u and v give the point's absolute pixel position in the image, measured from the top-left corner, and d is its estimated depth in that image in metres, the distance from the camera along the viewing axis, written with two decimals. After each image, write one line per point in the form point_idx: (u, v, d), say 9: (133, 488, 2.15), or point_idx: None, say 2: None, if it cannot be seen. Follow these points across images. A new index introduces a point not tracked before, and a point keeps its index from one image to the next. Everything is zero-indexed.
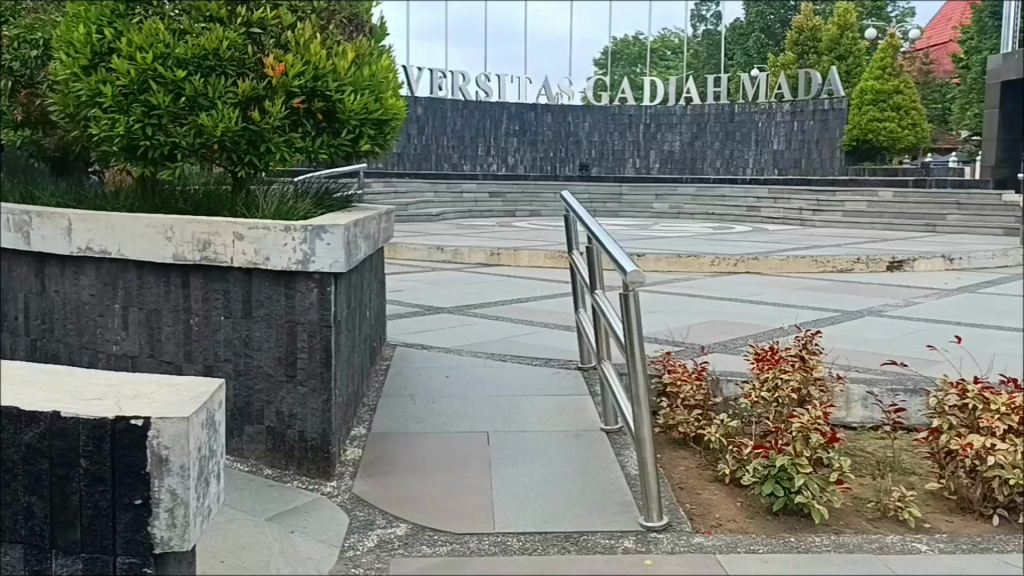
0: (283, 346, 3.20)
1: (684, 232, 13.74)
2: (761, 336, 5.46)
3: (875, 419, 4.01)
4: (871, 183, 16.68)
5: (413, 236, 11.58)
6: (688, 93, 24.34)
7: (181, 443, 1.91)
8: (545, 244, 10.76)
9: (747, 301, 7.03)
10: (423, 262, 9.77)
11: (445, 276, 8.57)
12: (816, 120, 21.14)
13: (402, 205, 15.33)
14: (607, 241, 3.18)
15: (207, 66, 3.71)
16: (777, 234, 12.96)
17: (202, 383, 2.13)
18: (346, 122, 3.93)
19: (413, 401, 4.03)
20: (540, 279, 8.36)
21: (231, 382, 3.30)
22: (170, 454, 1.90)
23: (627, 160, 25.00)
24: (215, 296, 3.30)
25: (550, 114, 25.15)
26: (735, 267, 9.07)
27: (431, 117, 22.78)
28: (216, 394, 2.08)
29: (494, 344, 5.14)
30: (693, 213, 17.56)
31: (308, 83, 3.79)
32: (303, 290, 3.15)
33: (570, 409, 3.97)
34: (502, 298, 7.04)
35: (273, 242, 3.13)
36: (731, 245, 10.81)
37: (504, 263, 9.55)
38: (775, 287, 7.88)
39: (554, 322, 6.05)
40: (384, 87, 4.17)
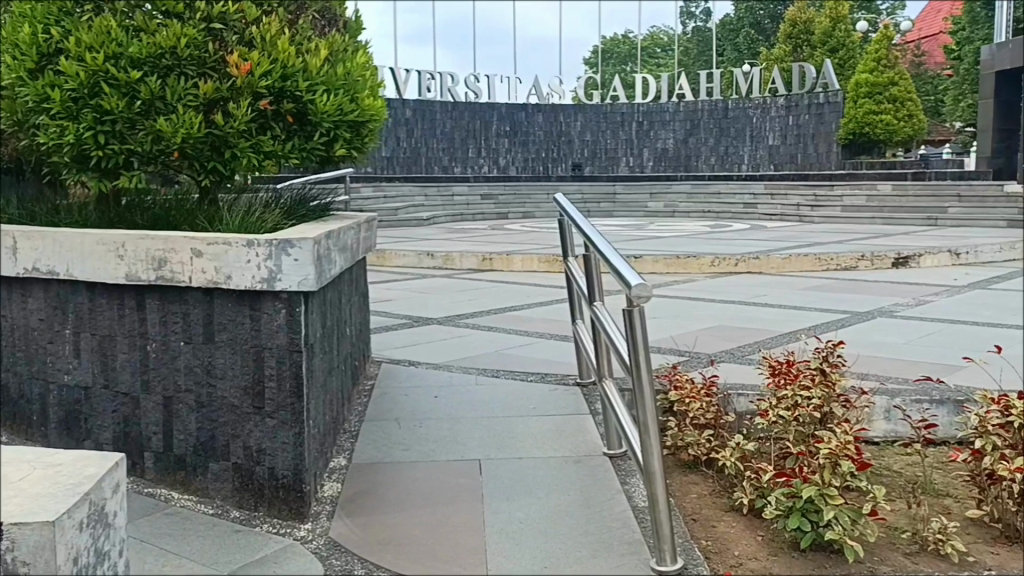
0: (250, 374, 2.87)
1: (681, 231, 13.46)
2: (768, 342, 5.14)
3: (900, 434, 3.71)
4: (869, 176, 16.42)
5: (402, 242, 11.26)
6: (681, 90, 24.12)
7: (44, 555, 1.85)
8: (538, 247, 10.45)
9: (751, 303, 6.73)
10: (412, 269, 9.46)
11: (434, 283, 8.25)
12: (811, 114, 20.99)
13: (391, 210, 14.99)
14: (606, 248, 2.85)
15: (164, 66, 3.37)
16: (776, 232, 12.69)
17: (85, 466, 2.10)
18: (319, 124, 3.61)
19: (399, 426, 3.71)
20: (534, 284, 8.05)
21: (193, 415, 2.97)
22: (32, 569, 1.86)
23: (620, 160, 24.84)
24: (175, 319, 2.97)
25: (541, 114, 24.84)
26: (737, 266, 8.78)
27: (420, 119, 22.41)
28: (97, 483, 2.05)
29: (486, 358, 4.82)
30: (689, 211, 17.28)
31: (276, 84, 3.46)
32: (270, 312, 2.82)
33: (570, 431, 3.65)
34: (494, 306, 6.73)
35: (234, 259, 2.80)
36: (730, 244, 10.52)
37: (496, 267, 9.24)
38: (779, 288, 7.59)
39: (549, 331, 5.73)
40: (361, 85, 3.85)
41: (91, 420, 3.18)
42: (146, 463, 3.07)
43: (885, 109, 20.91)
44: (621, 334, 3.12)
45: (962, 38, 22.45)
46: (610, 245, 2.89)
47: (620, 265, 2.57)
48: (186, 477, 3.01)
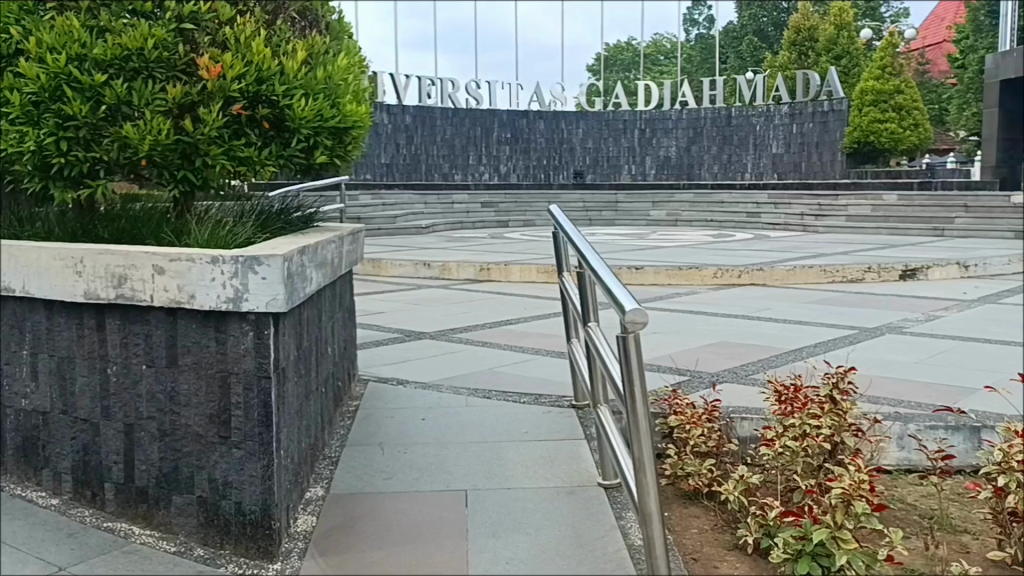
0: (215, 401, 2.67)
1: (683, 240, 13.24)
2: (771, 361, 4.92)
3: (912, 462, 3.50)
4: (874, 185, 16.20)
5: (398, 251, 11.05)
6: (684, 97, 24.00)
7: None
8: (537, 257, 10.24)
9: (753, 318, 6.50)
10: (408, 279, 9.25)
11: (430, 294, 8.03)
12: (815, 123, 21.01)
13: (389, 218, 14.78)
14: (601, 268, 2.64)
15: (130, 69, 3.20)
16: (780, 242, 12.47)
17: None
18: (297, 130, 3.44)
19: (382, 452, 3.49)
20: (531, 296, 7.83)
21: (155, 444, 2.76)
22: None
23: (622, 167, 24.65)
24: (136, 340, 2.77)
25: (543, 121, 24.63)
26: (740, 278, 8.56)
27: (421, 126, 22.22)
28: None
29: (477, 377, 4.60)
30: (691, 220, 17.07)
31: (250, 87, 3.29)
32: (236, 334, 2.62)
33: (563, 459, 3.43)
34: (488, 319, 6.51)
35: (198, 276, 2.61)
36: (733, 254, 10.30)
37: (494, 278, 9.02)
38: (783, 302, 7.37)
39: (544, 347, 5.51)
40: (344, 90, 3.68)
41: (49, 447, 2.98)
42: (106, 494, 2.87)
43: (890, 117, 20.69)
44: (615, 358, 2.92)
45: (966, 47, 22.28)
46: (605, 265, 2.69)
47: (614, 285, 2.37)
48: (148, 511, 2.79)
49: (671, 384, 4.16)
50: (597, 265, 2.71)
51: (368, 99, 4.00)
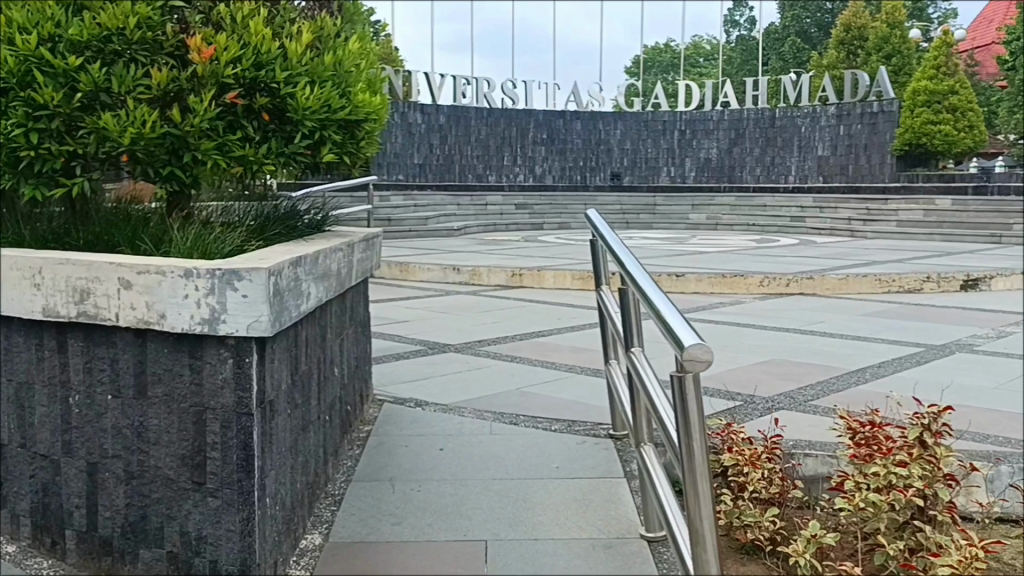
0: (188, 440, 2.25)
1: (726, 246, 12.69)
2: (832, 383, 4.42)
3: (1012, 510, 3.00)
4: (926, 189, 15.52)
5: (427, 254, 10.64)
6: (725, 98, 23.40)
7: None
8: (572, 261, 9.81)
9: (807, 333, 5.99)
10: (437, 284, 8.84)
11: (458, 302, 7.61)
12: (863, 124, 20.10)
13: (420, 220, 14.39)
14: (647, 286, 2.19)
15: (111, 52, 2.79)
16: (827, 248, 11.92)
17: None
18: (301, 123, 3.01)
19: (393, 489, 3.07)
20: (565, 304, 7.39)
21: (121, 488, 2.36)
22: None
23: (661, 169, 24.06)
24: (101, 366, 2.36)
25: (579, 121, 24.09)
26: (788, 286, 8.06)
27: (454, 126, 21.83)
28: None
29: (504, 398, 4.16)
30: (733, 224, 16.53)
31: (246, 73, 2.87)
32: (213, 362, 2.20)
33: (599, 501, 2.98)
34: (519, 330, 6.07)
35: (168, 292, 2.19)
36: (779, 261, 9.76)
37: (526, 283, 8.58)
38: (837, 315, 6.83)
39: (578, 363, 5.05)
40: (356, 77, 3.25)
41: (7, 485, 2.60)
42: (67, 543, 2.48)
43: (943, 119, 20.02)
44: (664, 394, 2.46)
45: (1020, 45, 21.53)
46: (652, 282, 2.23)
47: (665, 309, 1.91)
48: (114, 565, 2.39)
49: (724, 412, 3.69)
50: (644, 281, 2.25)
51: (384, 90, 3.58)
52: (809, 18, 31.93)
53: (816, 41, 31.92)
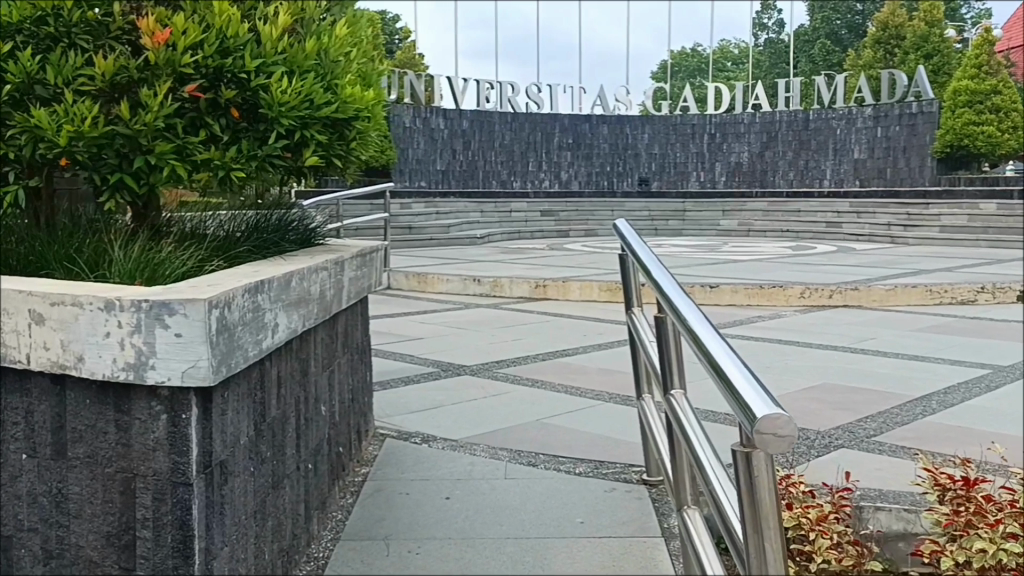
0: (115, 513, 1.79)
1: (761, 253, 12.16)
2: (895, 414, 3.89)
3: None
4: (969, 194, 14.88)
5: (447, 264, 10.16)
6: (757, 100, 22.82)
7: None
8: (600, 271, 9.31)
9: (857, 352, 5.44)
10: (456, 296, 8.39)
11: (477, 316, 7.14)
12: (901, 126, 19.51)
13: (442, 228, 13.94)
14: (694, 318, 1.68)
15: (46, 37, 2.36)
16: (868, 255, 11.35)
17: None
18: (278, 120, 2.54)
19: (389, 548, 2.59)
20: (590, 319, 6.89)
21: (39, 569, 1.93)
22: None
23: (690, 174, 23.47)
24: (14, 417, 1.91)
25: (606, 126, 23.53)
26: (831, 298, 7.52)
27: (477, 130, 21.37)
28: None
29: (521, 432, 3.68)
30: (765, 230, 15.95)
31: (208, 62, 2.41)
32: (143, 417, 1.74)
33: (629, 565, 2.49)
34: (540, 349, 5.58)
35: (86, 329, 1.74)
36: (819, 270, 9.22)
37: (550, 295, 8.12)
38: (889, 330, 6.29)
39: (606, 388, 4.56)
40: (344, 67, 2.77)
41: None
42: None
43: (986, 120, 19.34)
44: (707, 447, 1.95)
45: None
46: (699, 312, 1.73)
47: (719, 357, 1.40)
48: None
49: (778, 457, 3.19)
50: (689, 310, 1.75)
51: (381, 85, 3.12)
52: (840, 20, 31.35)
53: (847, 44, 31.32)
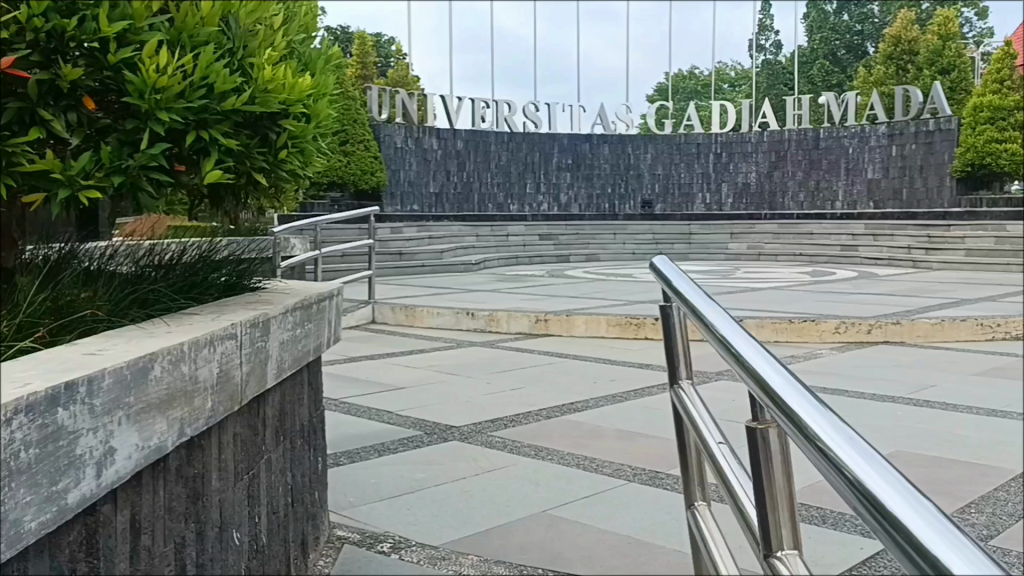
0: None
1: (779, 279, 11.35)
2: (1005, 501, 3.02)
3: None
4: (993, 214, 14.16)
5: (439, 294, 9.30)
6: (764, 119, 22.06)
7: None
8: (607, 302, 8.47)
9: (919, 406, 4.59)
10: (448, 331, 7.52)
11: (471, 358, 6.27)
12: (917, 144, 18.84)
13: (436, 254, 13.09)
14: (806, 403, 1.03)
15: None
16: (892, 282, 10.56)
17: None
18: (154, 115, 1.66)
19: None
20: (601, 361, 6.02)
21: None
22: None
23: (695, 196, 22.67)
24: None
25: (607, 145, 22.72)
26: (871, 333, 6.70)
27: (472, 151, 20.54)
28: None
29: (525, 534, 2.80)
30: (777, 254, 15.17)
31: (35, 20, 1.53)
32: None
33: None
34: (545, 403, 4.70)
35: None
36: (847, 300, 8.42)
37: (552, 330, 7.27)
38: (946, 373, 5.45)
39: (625, 460, 3.67)
40: (261, 38, 1.90)
41: None
42: None
43: (1009, 136, 18.85)
44: None
45: None
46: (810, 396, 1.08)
47: (884, 487, 0.76)
48: None
49: None
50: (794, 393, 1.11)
51: (335, 76, 2.29)
52: (838, 40, 31.03)
53: (846, 64, 30.94)
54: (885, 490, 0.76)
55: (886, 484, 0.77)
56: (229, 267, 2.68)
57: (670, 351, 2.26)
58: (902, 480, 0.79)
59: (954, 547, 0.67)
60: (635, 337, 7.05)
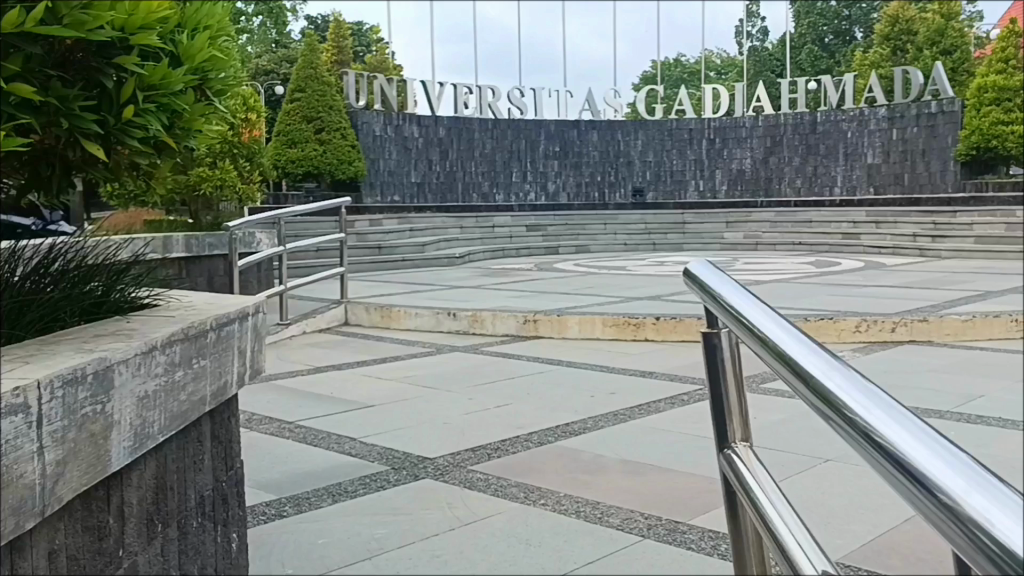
0: None
1: (783, 270, 10.72)
2: None
3: None
4: (1001, 200, 13.60)
5: (418, 291, 8.59)
6: (759, 102, 21.41)
7: None
8: (603, 298, 7.80)
9: (976, 424, 3.92)
10: (428, 333, 6.83)
11: (453, 365, 5.58)
12: (919, 126, 18.33)
13: (418, 247, 12.38)
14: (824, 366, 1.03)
15: None
16: (902, 273, 9.93)
17: None
18: None
19: None
20: (599, 368, 5.35)
21: None
22: None
23: (688, 183, 21.96)
24: None
25: (596, 131, 22.04)
26: (895, 332, 6.04)
27: (455, 139, 19.80)
28: None
29: None
30: (775, 243, 14.53)
31: None
32: None
33: None
34: (537, 424, 4.01)
35: None
36: (862, 293, 7.79)
37: (542, 332, 6.59)
38: (994, 379, 4.80)
39: (636, 504, 2.97)
40: None
41: None
42: None
43: (1016, 118, 17.39)
44: None
45: None
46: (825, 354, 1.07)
47: (878, 418, 0.85)
48: None
49: None
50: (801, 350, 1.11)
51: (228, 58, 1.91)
52: (825, 24, 30.67)
53: (833, 48, 30.74)
54: (915, 447, 0.78)
55: (866, 407, 0.88)
56: (131, 276, 2.18)
57: (721, 405, 1.56)
58: (885, 399, 0.89)
59: (946, 464, 0.74)
60: (634, 339, 6.37)
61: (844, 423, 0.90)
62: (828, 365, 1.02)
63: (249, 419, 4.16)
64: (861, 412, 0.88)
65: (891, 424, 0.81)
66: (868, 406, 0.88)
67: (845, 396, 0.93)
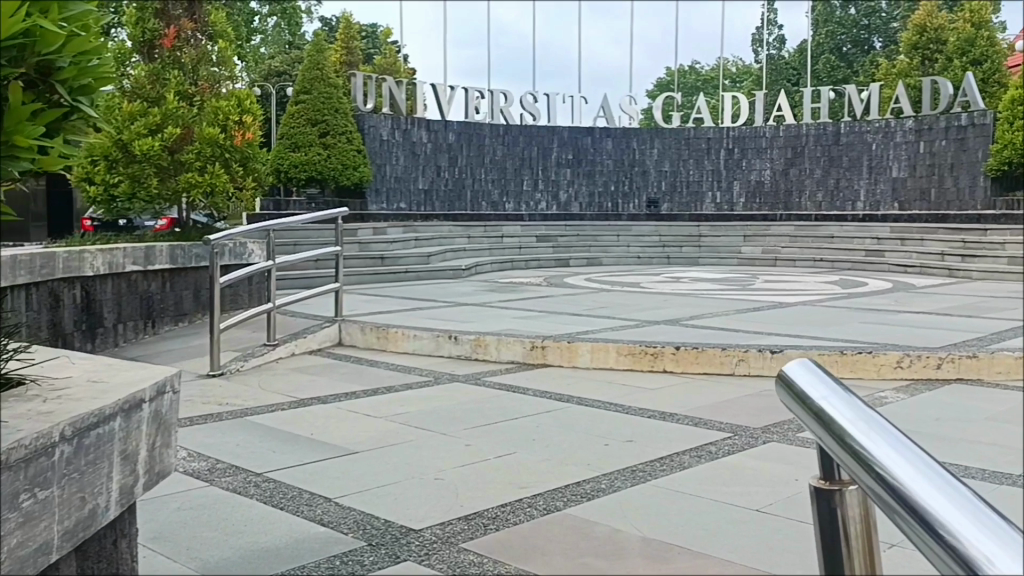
0: None
1: (807, 289, 10.16)
2: None
3: None
4: None
5: (419, 308, 8.04)
6: (779, 111, 20.76)
7: None
8: (617, 321, 7.27)
9: None
10: (427, 358, 6.30)
11: (449, 399, 5.02)
12: (948, 139, 17.71)
13: (423, 257, 11.86)
14: (817, 383, 1.05)
15: None
16: (932, 295, 9.36)
17: None
18: None
19: None
20: (611, 407, 4.80)
21: None
22: None
23: (705, 195, 21.43)
24: None
25: (611, 139, 21.46)
26: (940, 369, 5.47)
27: (465, 145, 19.24)
28: None
29: None
30: (796, 259, 13.97)
31: None
32: None
33: None
34: (540, 484, 3.45)
35: None
36: (896, 319, 7.23)
37: (549, 360, 6.04)
38: None
39: None
40: None
41: None
42: None
43: None
44: None
45: None
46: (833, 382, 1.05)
47: (912, 475, 0.88)
48: None
49: None
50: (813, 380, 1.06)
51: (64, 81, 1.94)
52: (844, 34, 30.01)
53: (852, 58, 30.12)
54: (956, 516, 0.83)
55: (900, 462, 0.90)
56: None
57: None
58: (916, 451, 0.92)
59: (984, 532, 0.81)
60: (651, 370, 5.80)
61: (871, 470, 0.92)
62: (853, 400, 1.00)
63: (211, 468, 3.63)
64: (893, 463, 0.90)
65: (925, 482, 0.86)
66: (897, 453, 0.91)
67: (873, 445, 0.93)
